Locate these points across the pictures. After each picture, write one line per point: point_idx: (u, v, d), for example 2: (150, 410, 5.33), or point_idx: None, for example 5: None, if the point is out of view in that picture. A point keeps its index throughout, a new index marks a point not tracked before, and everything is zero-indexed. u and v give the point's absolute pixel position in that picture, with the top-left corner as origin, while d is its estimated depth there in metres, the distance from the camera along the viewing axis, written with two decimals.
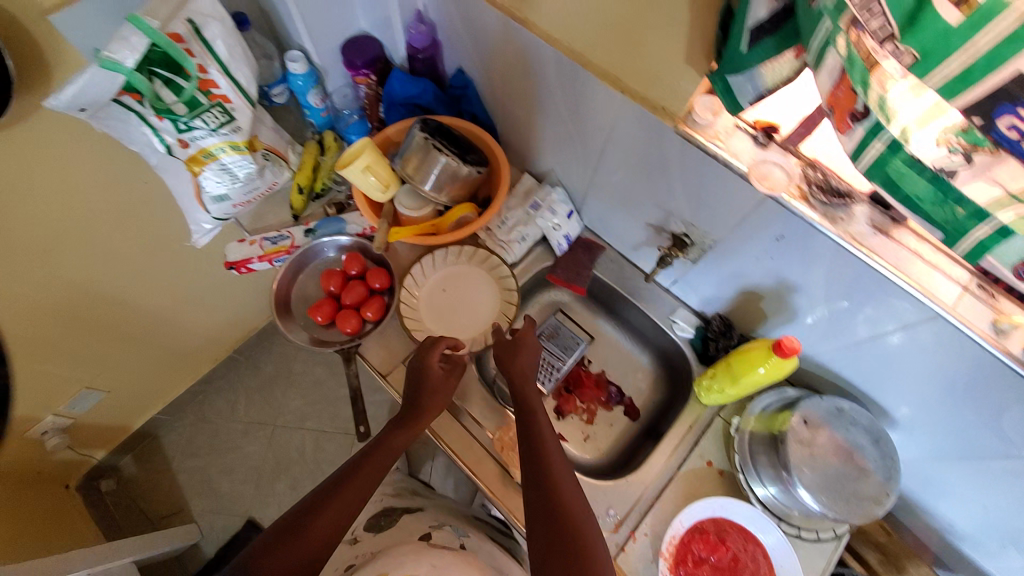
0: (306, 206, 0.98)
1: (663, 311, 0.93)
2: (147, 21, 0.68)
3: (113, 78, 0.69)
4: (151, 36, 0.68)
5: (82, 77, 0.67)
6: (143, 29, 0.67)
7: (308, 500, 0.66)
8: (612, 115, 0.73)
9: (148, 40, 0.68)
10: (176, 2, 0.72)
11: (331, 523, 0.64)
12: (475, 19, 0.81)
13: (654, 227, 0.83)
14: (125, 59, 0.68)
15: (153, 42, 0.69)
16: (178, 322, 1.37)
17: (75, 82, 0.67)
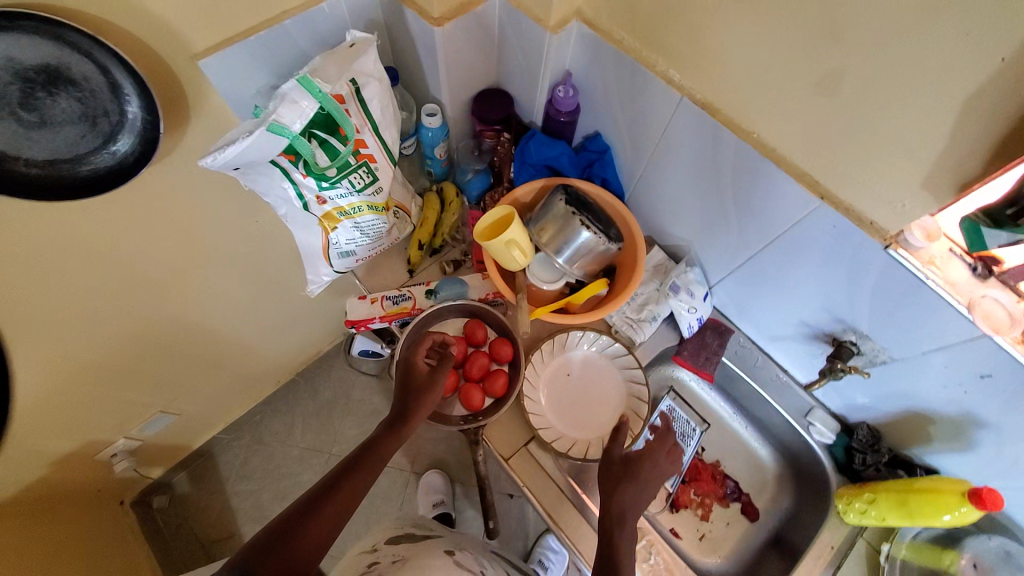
0: (422, 261, 0.95)
1: (796, 408, 0.87)
2: (317, 84, 0.65)
3: (276, 142, 0.66)
4: (321, 100, 0.66)
5: (248, 141, 0.63)
6: (315, 94, 0.65)
7: (301, 501, 0.64)
8: (794, 216, 0.67)
9: (317, 104, 0.65)
10: (342, 60, 0.69)
11: (320, 534, 0.60)
12: (637, 93, 0.76)
13: (809, 327, 0.78)
14: (293, 123, 0.65)
15: (322, 106, 0.66)
16: (252, 348, 1.33)
17: (236, 144, 0.63)
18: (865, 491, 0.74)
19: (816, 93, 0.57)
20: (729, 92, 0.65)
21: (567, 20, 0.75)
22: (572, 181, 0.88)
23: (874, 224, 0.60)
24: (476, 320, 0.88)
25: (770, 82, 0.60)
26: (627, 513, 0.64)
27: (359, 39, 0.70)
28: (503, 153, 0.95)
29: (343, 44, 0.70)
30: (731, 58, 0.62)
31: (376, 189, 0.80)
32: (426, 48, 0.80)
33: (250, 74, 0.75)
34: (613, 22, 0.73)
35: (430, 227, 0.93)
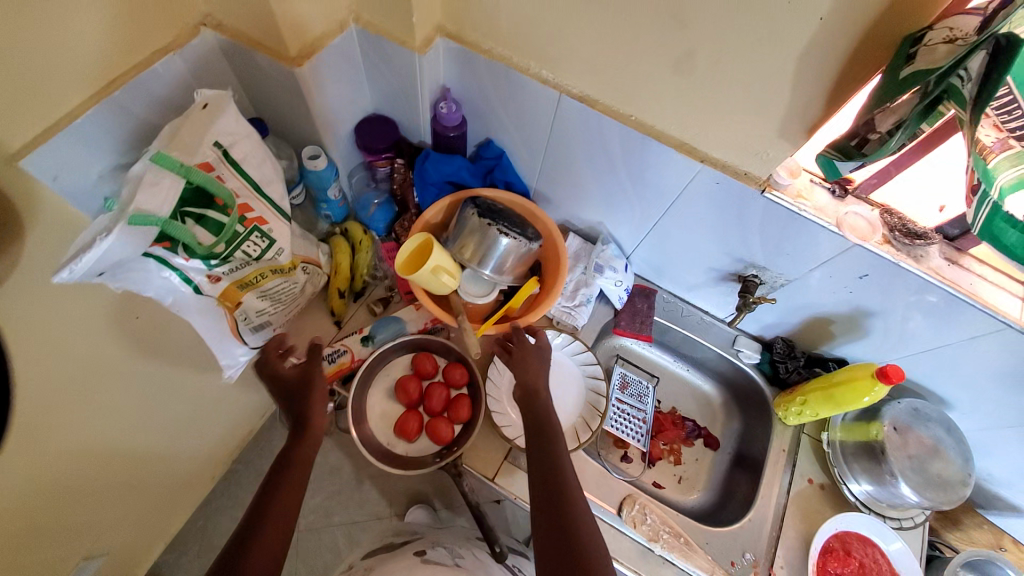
0: (346, 308, 0.90)
1: (725, 342, 0.97)
2: (176, 157, 0.58)
3: (145, 232, 0.57)
4: (186, 174, 0.58)
5: (109, 240, 0.54)
6: (176, 169, 0.58)
7: (230, 545, 0.61)
8: (683, 181, 0.74)
9: (183, 180, 0.58)
10: (198, 124, 0.61)
11: (264, 563, 0.59)
12: (517, 98, 0.78)
13: (717, 270, 0.87)
14: (160, 208, 0.57)
15: (189, 180, 0.59)
16: (175, 451, 1.17)
17: (95, 248, 0.54)
18: (797, 395, 0.87)
19: (676, 73, 0.63)
20: (601, 82, 0.69)
21: (432, 37, 0.75)
22: (477, 191, 0.89)
23: (749, 173, 0.69)
24: (422, 353, 0.86)
25: (635, 68, 0.65)
26: (539, 388, 0.74)
27: (209, 98, 0.63)
28: (401, 178, 0.92)
29: (190, 106, 0.63)
30: (595, 53, 0.66)
31: (275, 250, 0.74)
32: (289, 89, 0.75)
33: (86, 160, 0.65)
34: (478, 33, 0.73)
35: (346, 274, 0.87)
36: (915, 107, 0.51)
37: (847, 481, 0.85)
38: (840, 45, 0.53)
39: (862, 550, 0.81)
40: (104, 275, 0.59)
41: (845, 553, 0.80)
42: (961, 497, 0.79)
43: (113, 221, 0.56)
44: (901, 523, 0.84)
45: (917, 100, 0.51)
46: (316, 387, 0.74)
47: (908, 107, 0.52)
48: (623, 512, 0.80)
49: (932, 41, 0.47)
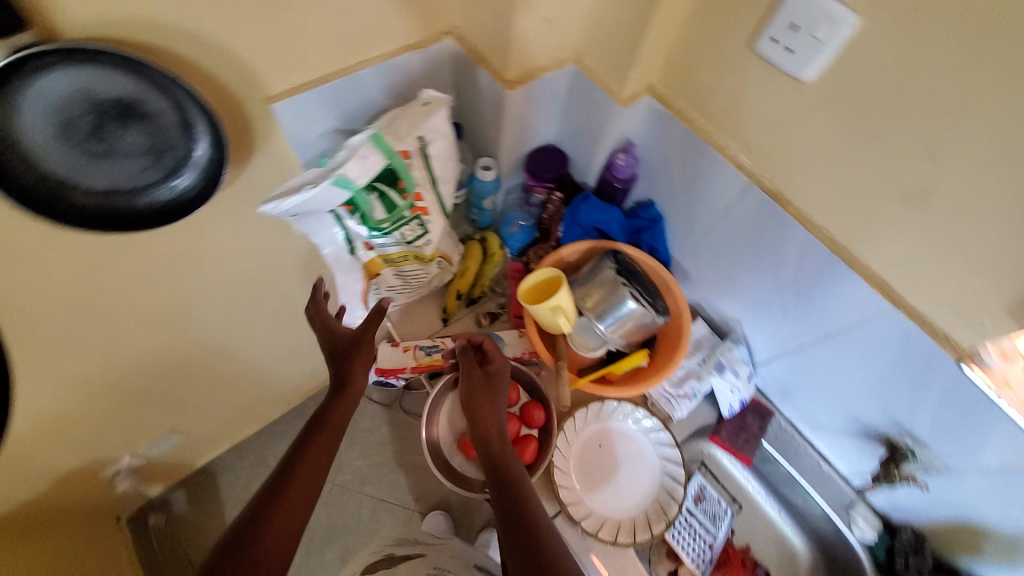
0: (458, 310, 0.93)
1: (837, 500, 0.84)
2: (387, 140, 0.65)
3: (338, 193, 0.65)
4: (388, 156, 0.66)
5: (313, 192, 0.62)
6: (383, 151, 0.65)
7: (257, 500, 0.67)
8: (860, 317, 0.66)
9: (384, 160, 0.65)
10: (413, 117, 0.69)
11: (281, 528, 0.64)
12: (701, 173, 0.76)
13: (859, 422, 0.76)
14: (358, 177, 0.64)
15: (389, 162, 0.67)
16: (269, 372, 1.30)
17: (302, 193, 0.62)
18: None
19: (901, 204, 0.56)
20: (803, 186, 0.65)
21: (638, 94, 0.76)
22: (621, 246, 0.87)
23: (948, 336, 0.59)
24: (509, 379, 0.85)
25: (851, 183, 0.60)
26: (486, 416, 0.73)
27: (432, 98, 0.70)
28: (552, 211, 0.94)
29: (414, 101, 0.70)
30: (807, 158, 0.62)
31: (425, 240, 0.79)
32: (493, 105, 0.81)
33: (319, 118, 0.76)
34: (686, 102, 0.73)
35: (469, 280, 0.90)
36: None
37: None
38: None
39: None
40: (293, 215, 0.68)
41: None
42: None
43: (321, 176, 0.64)
44: None
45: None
46: (364, 352, 0.78)
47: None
48: None
49: None
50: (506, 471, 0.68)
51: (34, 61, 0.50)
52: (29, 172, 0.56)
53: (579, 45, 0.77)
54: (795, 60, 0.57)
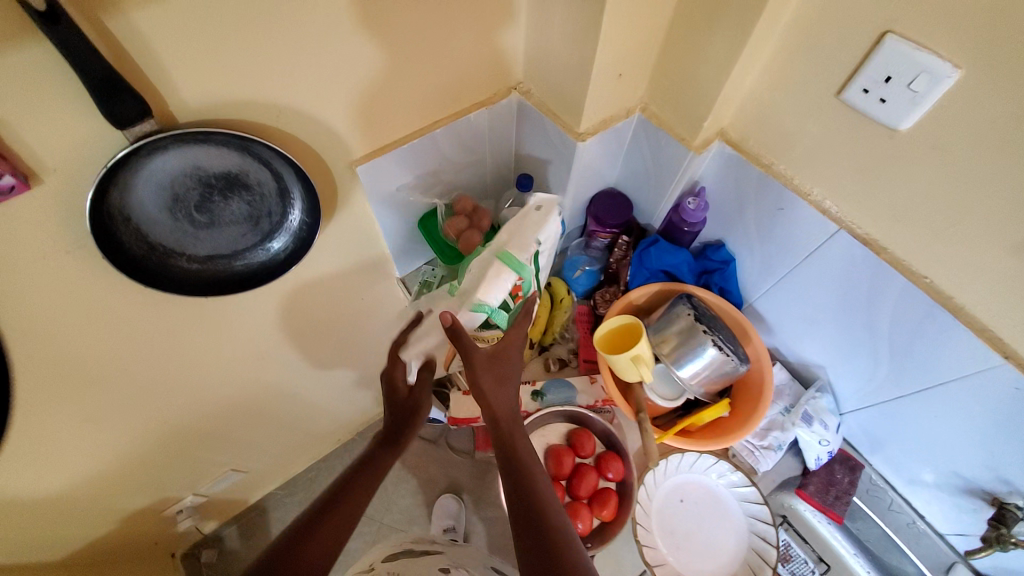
0: (531, 359, 0.92)
1: (935, 560, 0.78)
2: (516, 256, 0.71)
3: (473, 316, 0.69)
4: (518, 271, 0.71)
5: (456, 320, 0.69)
6: (515, 266, 0.70)
7: (286, 535, 0.61)
8: (967, 371, 0.62)
9: (515, 276, 0.70)
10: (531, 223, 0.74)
11: (326, 542, 0.60)
12: (780, 217, 0.74)
13: (965, 481, 0.70)
14: (494, 299, 0.69)
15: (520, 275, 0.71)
16: (325, 409, 1.32)
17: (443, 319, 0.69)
18: None
19: (1018, 257, 0.53)
20: (896, 234, 0.62)
21: (710, 140, 0.76)
22: (693, 291, 0.86)
23: None
24: (583, 429, 0.84)
25: (953, 235, 0.57)
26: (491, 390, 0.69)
27: (543, 201, 0.76)
28: (619, 255, 0.93)
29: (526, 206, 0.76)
30: (903, 206, 0.60)
31: None
32: (561, 155, 0.82)
33: (397, 176, 0.79)
34: (763, 148, 0.72)
35: (541, 327, 0.90)
36: None
37: None
38: None
39: None
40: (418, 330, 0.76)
41: None
42: None
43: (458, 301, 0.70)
44: None
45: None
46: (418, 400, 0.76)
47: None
48: None
49: None
50: (521, 470, 0.65)
51: (155, 146, 0.53)
52: (142, 245, 0.59)
53: (647, 94, 0.78)
54: (888, 110, 0.56)
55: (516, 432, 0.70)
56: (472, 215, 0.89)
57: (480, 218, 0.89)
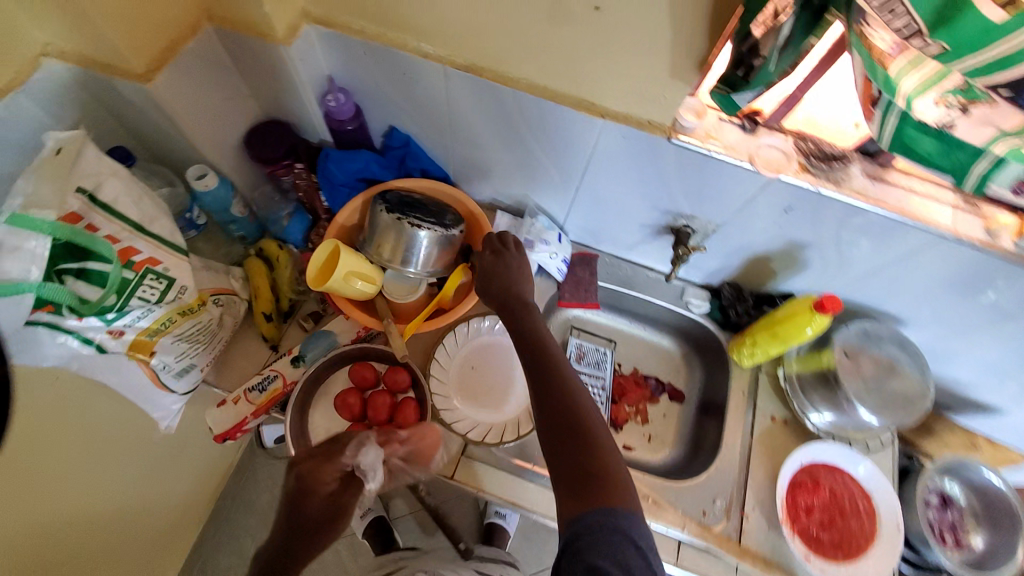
0: (281, 330, 0.85)
1: (673, 294, 0.95)
2: (33, 215, 0.52)
3: (20, 303, 0.53)
4: (49, 230, 0.53)
5: None
6: (36, 227, 0.52)
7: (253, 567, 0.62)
8: (593, 140, 0.70)
9: (49, 238, 0.53)
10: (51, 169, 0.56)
11: None
12: (405, 75, 0.72)
13: (651, 226, 0.84)
14: (29, 273, 0.53)
15: (56, 236, 0.54)
16: (154, 502, 1.11)
17: None
18: (746, 337, 0.85)
19: (552, 25, 0.58)
20: (483, 48, 0.64)
21: (296, 25, 0.68)
22: (392, 184, 0.83)
23: (652, 121, 0.65)
24: (359, 362, 0.82)
25: (510, 27, 0.60)
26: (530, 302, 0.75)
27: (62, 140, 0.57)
28: (305, 184, 0.86)
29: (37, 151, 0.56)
30: (472, 15, 0.60)
31: (178, 289, 0.70)
32: (152, 110, 0.67)
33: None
34: (344, 13, 0.66)
35: (268, 294, 0.83)
36: (804, 11, 0.44)
37: (808, 413, 0.83)
38: None
39: (829, 476, 0.81)
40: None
41: (814, 483, 0.81)
42: (922, 412, 0.79)
43: None
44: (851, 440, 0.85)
45: (799, 11, 0.44)
46: None
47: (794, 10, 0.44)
48: None
49: None
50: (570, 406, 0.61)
51: None
52: None
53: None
54: None
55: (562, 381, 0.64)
56: (410, 445, 0.74)
57: (421, 454, 0.74)
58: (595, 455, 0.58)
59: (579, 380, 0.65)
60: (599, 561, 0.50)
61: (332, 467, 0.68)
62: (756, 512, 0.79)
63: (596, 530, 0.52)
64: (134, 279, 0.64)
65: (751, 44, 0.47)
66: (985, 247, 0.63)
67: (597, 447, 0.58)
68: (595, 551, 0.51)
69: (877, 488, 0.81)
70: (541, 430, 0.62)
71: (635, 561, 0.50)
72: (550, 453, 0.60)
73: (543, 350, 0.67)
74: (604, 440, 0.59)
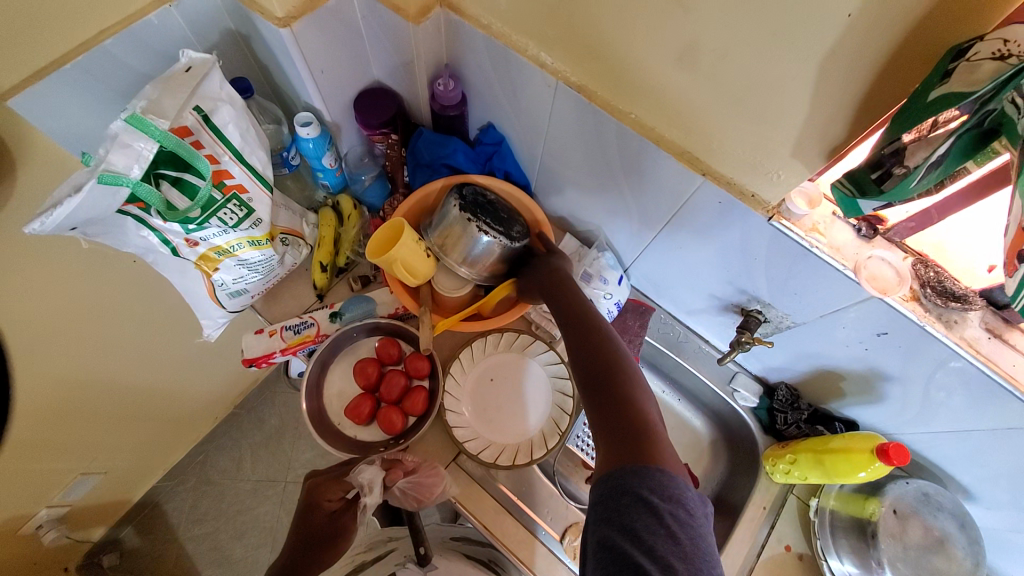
0: (330, 283, 0.88)
1: (721, 376, 0.87)
2: (153, 122, 0.57)
3: (115, 192, 0.59)
4: (159, 138, 0.58)
5: (82, 198, 0.56)
6: (150, 133, 0.57)
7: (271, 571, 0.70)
8: (685, 195, 0.66)
9: (156, 144, 0.58)
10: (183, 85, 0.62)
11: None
12: (517, 79, 0.71)
13: (718, 299, 0.78)
14: (130, 170, 0.58)
15: (163, 144, 0.59)
16: (178, 392, 1.20)
17: (65, 204, 0.56)
18: (788, 451, 0.76)
19: (678, 68, 0.54)
20: (600, 73, 0.62)
21: (429, 7, 0.69)
22: (473, 179, 0.83)
23: (755, 195, 0.59)
24: (388, 338, 0.85)
25: (634, 60, 0.57)
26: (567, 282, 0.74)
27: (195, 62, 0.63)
28: (394, 156, 0.89)
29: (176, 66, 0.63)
30: (600, 39, 0.58)
31: (253, 220, 0.74)
32: (281, 52, 0.71)
33: (93, 109, 0.68)
34: (478, 6, 0.67)
35: (329, 247, 0.86)
36: (966, 130, 0.39)
37: (828, 557, 0.74)
38: (866, 52, 0.42)
39: None
40: (82, 228, 0.62)
41: None
42: None
43: (88, 177, 0.58)
44: None
45: (964, 130, 0.39)
46: None
47: (956, 128, 0.39)
48: (565, 539, 0.76)
49: (977, 56, 0.36)
50: (613, 374, 0.60)
51: None
52: None
53: None
54: None
55: (609, 351, 0.63)
56: (413, 479, 0.73)
57: (421, 493, 0.72)
58: (624, 415, 0.55)
59: (618, 344, 0.64)
60: (612, 531, 0.48)
61: (336, 485, 0.73)
62: None
63: (617, 487, 0.50)
64: (217, 201, 0.68)
65: (897, 149, 0.42)
66: None
67: (627, 405, 0.56)
68: (610, 519, 0.48)
69: None
70: (581, 395, 0.61)
71: (648, 524, 0.47)
72: (586, 416, 0.59)
73: (593, 320, 0.68)
74: (637, 398, 0.57)
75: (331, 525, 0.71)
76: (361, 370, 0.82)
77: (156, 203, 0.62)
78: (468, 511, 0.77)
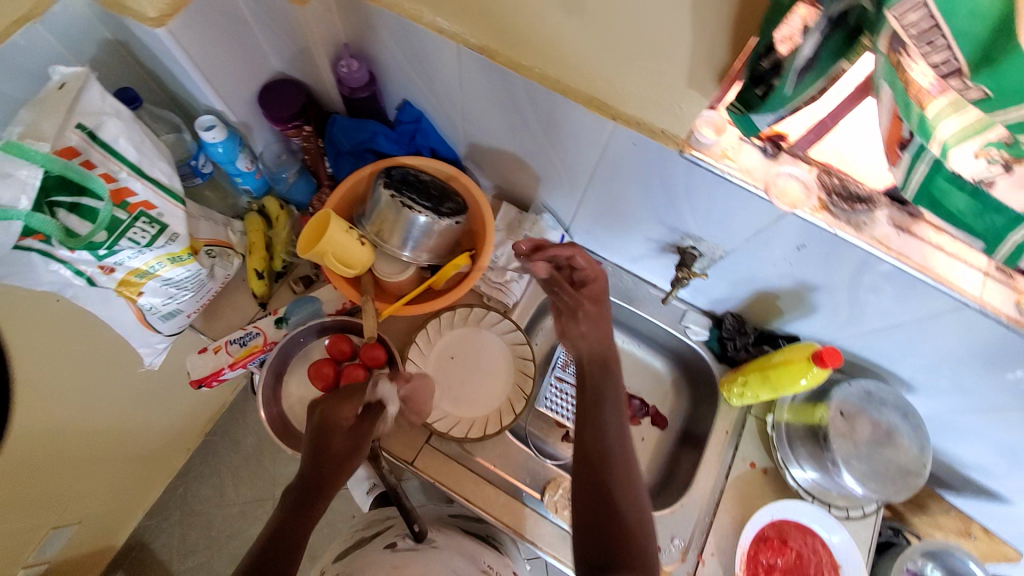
0: (270, 290, 0.86)
1: (673, 316, 0.90)
2: (34, 146, 0.54)
3: (7, 227, 0.55)
4: (45, 163, 0.54)
5: None
6: (33, 159, 0.53)
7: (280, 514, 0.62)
8: (601, 142, 0.66)
9: (43, 170, 0.55)
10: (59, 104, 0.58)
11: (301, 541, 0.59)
12: (419, 49, 0.69)
13: (656, 242, 0.79)
14: (18, 202, 0.55)
15: (51, 169, 0.55)
16: (140, 429, 1.15)
17: None
18: (739, 375, 0.80)
19: (569, 12, 0.53)
20: (498, 31, 0.61)
21: None
22: (397, 160, 0.81)
23: (665, 131, 0.60)
24: (337, 335, 0.82)
25: (527, 11, 0.56)
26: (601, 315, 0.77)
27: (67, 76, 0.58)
28: (311, 148, 0.86)
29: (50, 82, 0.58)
30: None
31: (169, 235, 0.70)
32: (164, 54, 0.66)
33: None
34: None
35: (262, 252, 0.84)
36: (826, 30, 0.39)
37: (790, 467, 0.79)
38: None
39: (799, 539, 0.77)
40: None
41: (781, 542, 0.76)
42: (915, 489, 0.72)
43: None
44: (830, 507, 0.79)
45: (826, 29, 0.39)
46: None
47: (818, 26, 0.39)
48: (545, 497, 0.77)
49: None
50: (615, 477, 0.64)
51: None
52: None
53: None
54: None
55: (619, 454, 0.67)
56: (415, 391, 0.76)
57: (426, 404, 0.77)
58: (624, 525, 0.60)
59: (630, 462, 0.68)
60: None
61: (349, 402, 0.69)
62: (713, 558, 0.76)
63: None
64: (125, 222, 0.65)
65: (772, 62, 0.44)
66: (1014, 325, 0.56)
67: (625, 535, 0.60)
68: None
69: (848, 558, 0.76)
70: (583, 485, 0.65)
71: None
72: (585, 505, 0.63)
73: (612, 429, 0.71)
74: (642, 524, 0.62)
75: (351, 440, 0.67)
76: (316, 372, 0.79)
77: (55, 232, 0.58)
78: (449, 487, 0.77)
